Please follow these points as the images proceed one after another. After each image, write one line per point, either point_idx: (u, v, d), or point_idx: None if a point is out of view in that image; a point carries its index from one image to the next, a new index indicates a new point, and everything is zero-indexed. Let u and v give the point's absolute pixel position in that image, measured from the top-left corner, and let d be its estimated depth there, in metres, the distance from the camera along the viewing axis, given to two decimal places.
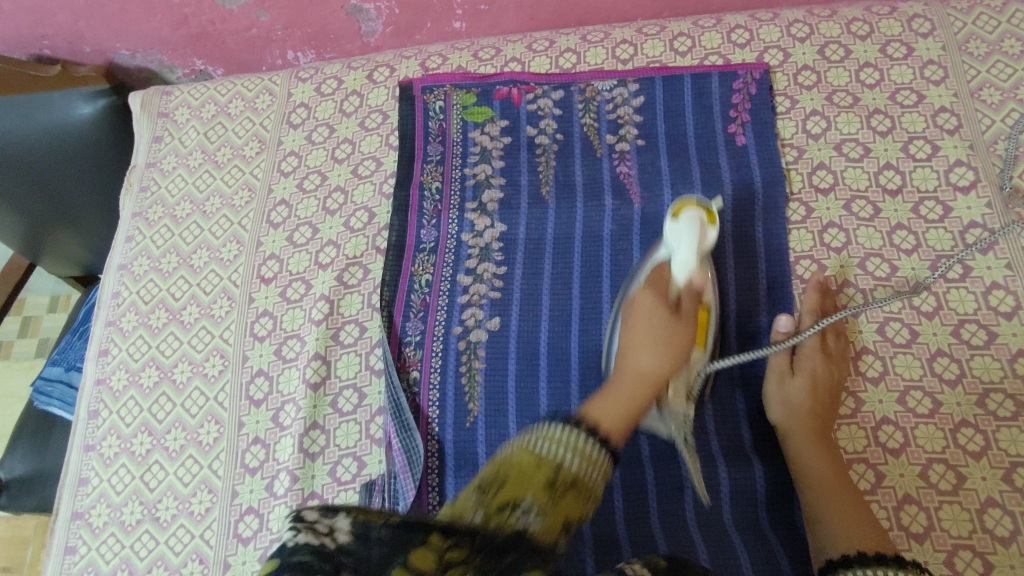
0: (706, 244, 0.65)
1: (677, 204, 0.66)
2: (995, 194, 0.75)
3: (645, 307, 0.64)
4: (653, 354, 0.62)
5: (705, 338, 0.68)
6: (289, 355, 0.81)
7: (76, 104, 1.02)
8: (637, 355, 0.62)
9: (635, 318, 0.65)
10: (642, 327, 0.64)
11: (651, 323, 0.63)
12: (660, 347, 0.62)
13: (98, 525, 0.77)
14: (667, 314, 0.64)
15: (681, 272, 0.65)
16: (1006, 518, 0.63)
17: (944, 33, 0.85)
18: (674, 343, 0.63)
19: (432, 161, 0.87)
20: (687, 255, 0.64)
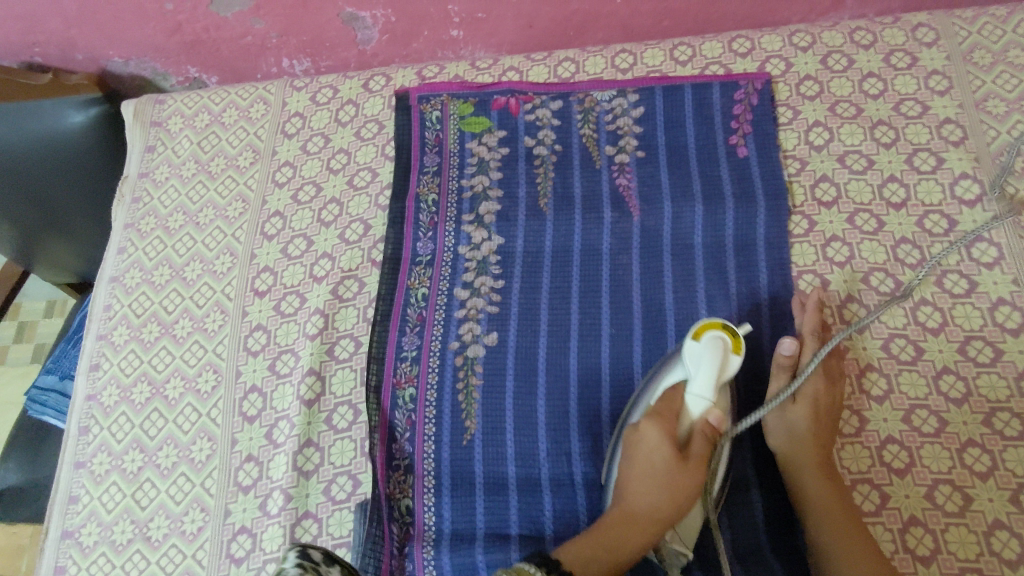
0: (726, 375, 0.61)
1: (702, 327, 0.61)
2: (1001, 207, 0.74)
3: (652, 443, 0.60)
4: (651, 501, 0.60)
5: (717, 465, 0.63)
6: (283, 371, 0.79)
7: (67, 113, 1.01)
8: (636, 497, 0.60)
9: (639, 450, 0.61)
10: (644, 465, 0.61)
11: (654, 465, 0.60)
12: (662, 495, 0.59)
13: (88, 543, 0.76)
14: (675, 457, 0.60)
15: (698, 407, 0.60)
16: (1013, 541, 0.62)
17: (949, 43, 0.83)
18: (680, 491, 0.59)
19: (428, 172, 0.85)
20: (705, 387, 0.60)
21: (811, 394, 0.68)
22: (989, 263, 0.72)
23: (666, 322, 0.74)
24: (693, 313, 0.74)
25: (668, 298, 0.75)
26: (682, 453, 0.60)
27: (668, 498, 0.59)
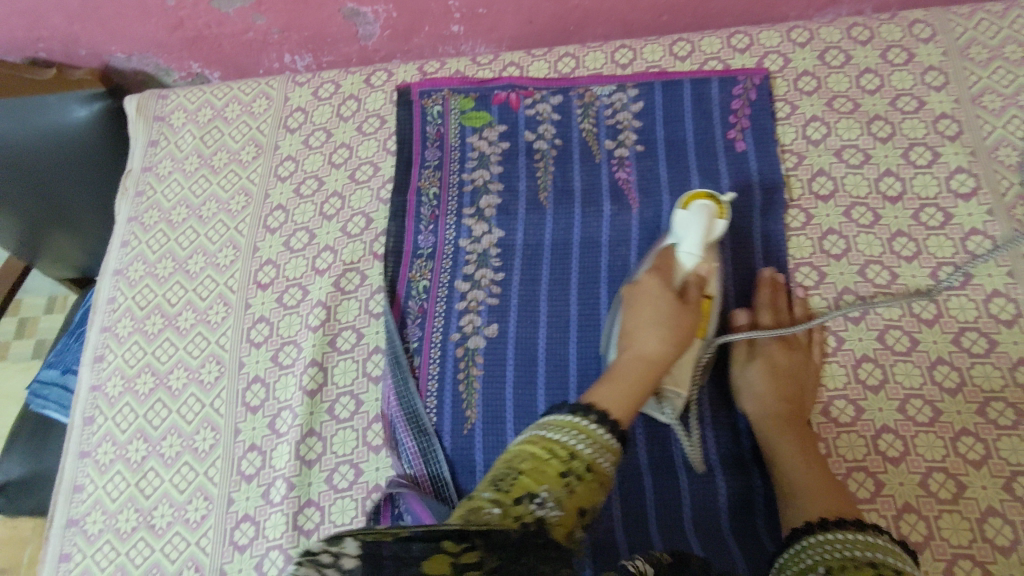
0: (713, 236, 0.68)
1: (688, 196, 0.70)
2: (996, 201, 0.75)
3: (652, 291, 0.67)
4: (658, 337, 0.65)
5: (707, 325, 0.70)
6: (286, 361, 0.80)
7: (72, 107, 1.02)
8: (642, 337, 0.65)
9: (640, 303, 0.68)
10: (646, 311, 0.67)
11: (656, 308, 0.66)
12: (666, 330, 0.65)
13: (93, 531, 0.77)
14: (674, 300, 0.66)
15: (688, 259, 0.68)
16: (1006, 528, 0.63)
17: (945, 39, 0.84)
18: (681, 328, 0.66)
19: (429, 166, 0.86)
20: (694, 242, 0.67)
21: (769, 354, 0.71)
22: (984, 255, 0.73)
23: None
24: None
25: None
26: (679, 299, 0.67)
27: (671, 334, 0.65)
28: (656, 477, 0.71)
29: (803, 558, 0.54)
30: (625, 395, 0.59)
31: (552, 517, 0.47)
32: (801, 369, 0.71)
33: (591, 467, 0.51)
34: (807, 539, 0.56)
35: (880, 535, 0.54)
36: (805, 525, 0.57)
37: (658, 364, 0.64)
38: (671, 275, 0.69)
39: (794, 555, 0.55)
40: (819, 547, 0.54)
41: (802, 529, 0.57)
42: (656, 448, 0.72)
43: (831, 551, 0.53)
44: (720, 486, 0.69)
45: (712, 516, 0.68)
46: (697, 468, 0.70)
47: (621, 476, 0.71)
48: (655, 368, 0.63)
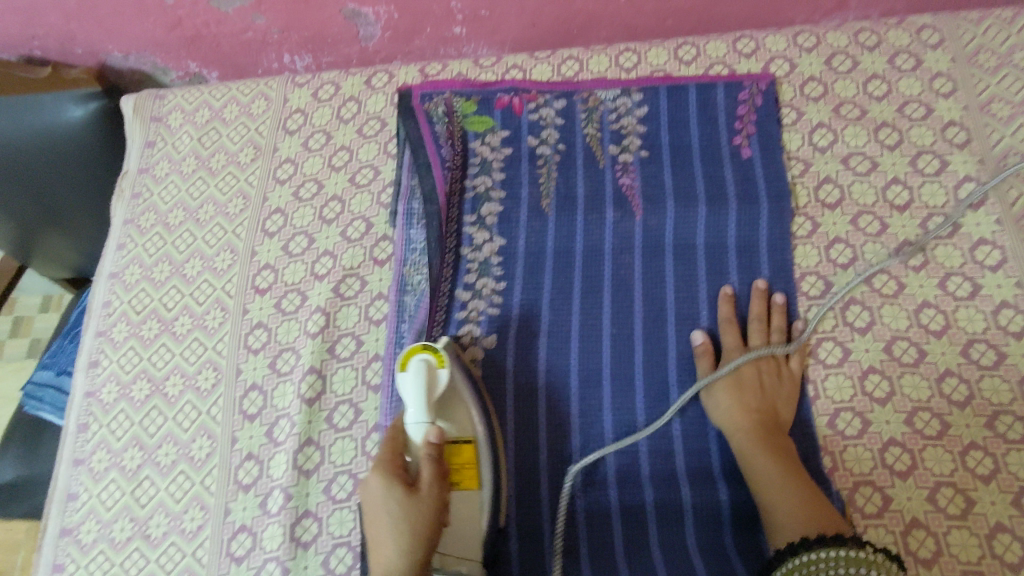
0: (436, 390, 0.67)
1: (405, 355, 0.69)
2: (1005, 210, 0.74)
3: (381, 493, 0.61)
4: (397, 543, 0.59)
5: (475, 476, 0.66)
6: (284, 369, 0.79)
7: (66, 107, 1.00)
8: (384, 554, 0.59)
9: (373, 510, 0.62)
10: (382, 518, 0.60)
11: (386, 513, 0.60)
12: (406, 538, 0.59)
13: (87, 541, 0.75)
14: (404, 492, 0.61)
15: (417, 430, 0.65)
16: (1015, 544, 0.62)
17: (954, 45, 0.83)
18: (421, 521, 0.60)
19: (439, 170, 0.84)
20: (418, 409, 0.65)
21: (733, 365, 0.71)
22: (993, 265, 0.72)
23: (667, 321, 0.76)
24: (693, 313, 0.76)
25: (670, 299, 0.76)
26: (414, 489, 0.62)
27: (411, 542, 0.59)
28: (658, 489, 0.69)
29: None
30: None
31: None
32: (769, 379, 0.71)
33: None
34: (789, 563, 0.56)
35: (863, 547, 0.54)
36: (787, 546, 0.57)
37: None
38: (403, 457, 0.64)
39: None
40: (805, 568, 0.54)
41: (783, 551, 0.57)
42: (660, 459, 0.70)
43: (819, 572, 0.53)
44: (723, 497, 0.68)
45: (715, 530, 0.67)
46: (701, 479, 0.69)
47: (621, 487, 0.70)
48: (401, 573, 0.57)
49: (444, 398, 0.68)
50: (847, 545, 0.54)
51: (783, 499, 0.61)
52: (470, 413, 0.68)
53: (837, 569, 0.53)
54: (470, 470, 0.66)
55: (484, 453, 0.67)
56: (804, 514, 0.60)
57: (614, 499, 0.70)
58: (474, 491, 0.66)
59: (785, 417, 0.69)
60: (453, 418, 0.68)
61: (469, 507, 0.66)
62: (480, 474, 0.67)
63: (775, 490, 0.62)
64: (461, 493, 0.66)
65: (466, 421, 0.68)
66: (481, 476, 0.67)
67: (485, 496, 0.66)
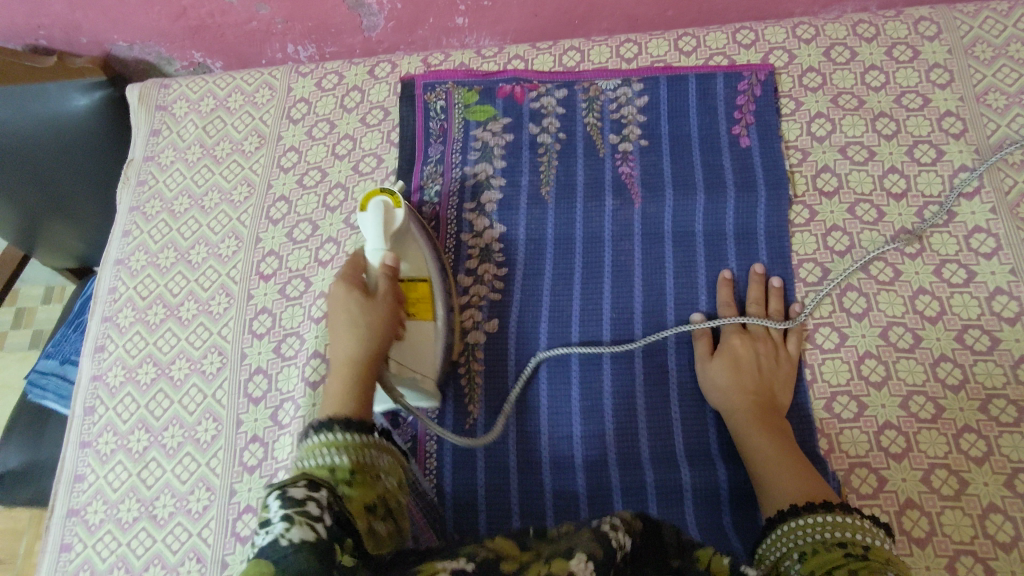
0: (394, 224, 0.73)
1: (365, 199, 0.75)
2: (1000, 199, 0.75)
3: (342, 296, 0.67)
4: (355, 334, 0.64)
5: (430, 307, 0.73)
6: (288, 353, 0.80)
7: (72, 96, 1.01)
8: (342, 345, 0.64)
9: (333, 316, 0.67)
10: (340, 317, 0.66)
11: (347, 312, 0.66)
12: (362, 329, 0.65)
13: (94, 521, 0.77)
14: (363, 296, 0.67)
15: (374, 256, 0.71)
16: (1008, 524, 0.63)
17: (950, 37, 0.84)
18: (376, 321, 0.66)
19: (432, 161, 0.86)
20: (377, 239, 0.72)
21: (731, 348, 0.73)
22: (988, 253, 0.73)
23: (666, 306, 0.77)
24: (692, 299, 0.77)
25: (669, 285, 0.77)
26: (371, 297, 0.68)
27: (369, 333, 0.65)
28: (658, 470, 0.70)
29: (778, 548, 0.56)
30: (343, 391, 0.60)
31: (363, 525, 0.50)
32: (767, 361, 0.72)
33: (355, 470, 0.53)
34: (779, 529, 0.57)
35: (850, 514, 0.55)
36: (778, 512, 0.58)
37: (363, 361, 0.63)
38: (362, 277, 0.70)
39: (770, 546, 0.57)
40: (792, 532, 0.56)
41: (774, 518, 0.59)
42: (660, 441, 0.71)
43: (805, 536, 0.55)
44: (722, 479, 0.69)
45: (714, 510, 0.68)
46: (700, 460, 0.70)
47: (622, 468, 0.71)
48: (358, 361, 0.63)
49: (401, 236, 0.75)
50: (835, 511, 0.55)
51: (778, 475, 0.62)
52: (424, 256, 0.75)
53: (822, 534, 0.54)
54: (426, 302, 0.73)
55: (438, 287, 0.74)
56: (795, 487, 0.61)
57: (615, 479, 0.70)
58: (428, 320, 0.73)
59: (782, 401, 0.70)
60: (408, 256, 0.74)
61: (422, 332, 0.72)
62: (435, 306, 0.73)
63: (772, 467, 0.63)
64: (415, 322, 0.72)
65: (422, 260, 0.75)
66: (435, 309, 0.73)
67: (438, 327, 0.73)
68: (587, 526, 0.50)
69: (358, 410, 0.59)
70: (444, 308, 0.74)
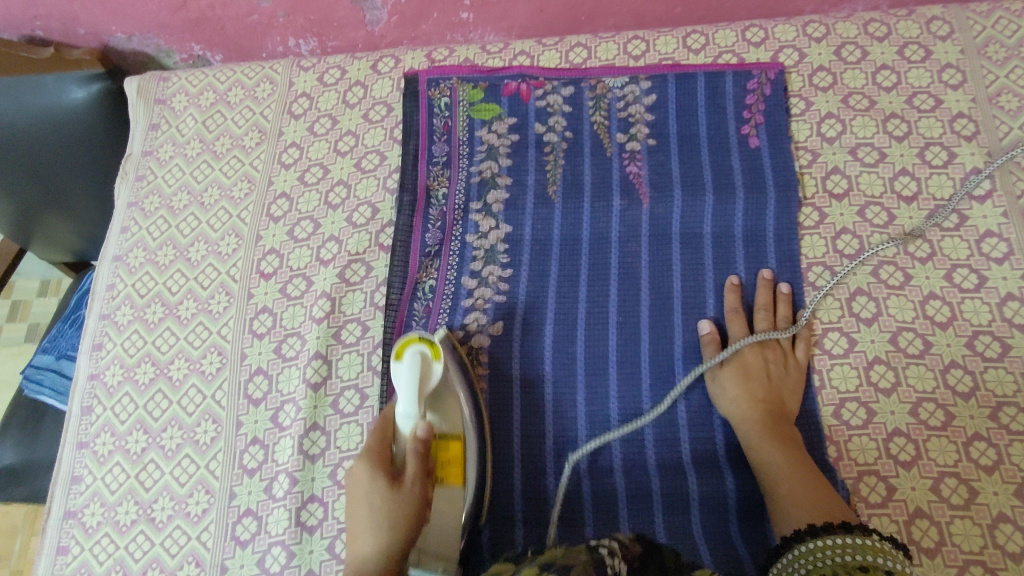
0: (430, 382, 0.67)
1: (400, 344, 0.68)
2: (1012, 203, 0.74)
3: (364, 478, 0.64)
4: (373, 535, 0.61)
5: (461, 474, 0.67)
6: (289, 354, 0.79)
7: (68, 88, 0.99)
8: (361, 546, 0.61)
9: (356, 496, 0.64)
10: (362, 505, 0.63)
11: (368, 499, 0.63)
12: (381, 531, 0.61)
13: (92, 524, 0.76)
14: (386, 482, 0.63)
15: (404, 425, 0.66)
16: (1017, 534, 0.63)
17: (963, 36, 0.83)
18: (397, 514, 0.62)
19: (437, 161, 0.84)
20: (409, 403, 0.66)
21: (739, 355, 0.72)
22: (999, 258, 0.72)
23: (673, 310, 0.75)
24: (699, 304, 0.76)
25: (677, 288, 0.76)
26: (396, 483, 0.64)
27: (388, 533, 0.61)
28: (664, 476, 0.69)
29: (796, 569, 0.55)
30: None
31: None
32: (776, 368, 0.71)
33: None
34: (796, 549, 0.56)
35: (869, 535, 0.54)
36: (795, 533, 0.57)
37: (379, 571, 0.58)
38: (388, 449, 0.66)
39: (786, 565, 0.56)
40: (810, 554, 0.54)
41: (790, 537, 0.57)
42: (666, 447, 0.71)
43: (824, 558, 0.53)
44: (729, 486, 0.68)
45: (720, 518, 0.67)
46: (707, 467, 0.70)
47: (627, 474, 0.70)
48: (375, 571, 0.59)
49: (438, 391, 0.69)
50: (854, 532, 0.54)
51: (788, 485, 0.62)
52: (460, 407, 0.69)
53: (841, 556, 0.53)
54: (457, 468, 0.67)
55: (471, 450, 0.68)
56: (806, 500, 0.60)
57: (621, 486, 0.70)
58: (460, 489, 0.67)
59: (791, 407, 0.69)
60: (444, 413, 0.69)
61: (451, 503, 0.66)
62: (466, 472, 0.68)
63: (782, 477, 0.63)
64: (444, 491, 0.66)
65: (458, 415, 0.69)
66: (467, 474, 0.68)
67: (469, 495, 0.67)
68: (585, 548, 0.49)
69: None
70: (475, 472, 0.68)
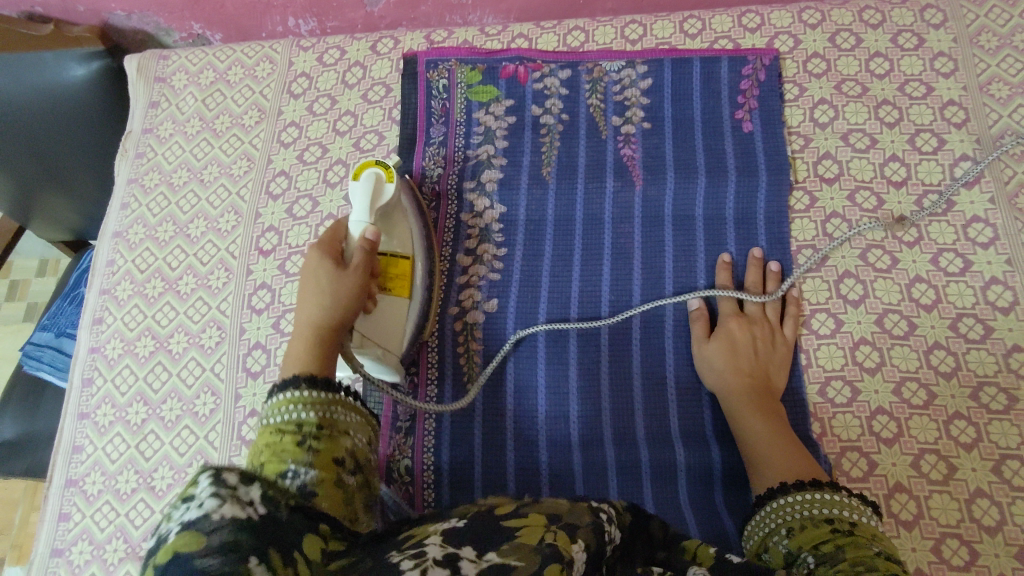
0: (384, 199, 0.73)
1: (358, 169, 0.74)
2: (999, 189, 0.76)
3: (314, 263, 0.66)
4: (319, 302, 0.63)
5: (408, 286, 0.73)
6: (287, 329, 0.80)
7: (68, 66, 0.99)
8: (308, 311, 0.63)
9: (306, 276, 0.65)
10: (309, 281, 0.65)
11: (317, 278, 0.64)
12: (326, 295, 0.63)
13: (93, 492, 0.77)
14: (335, 263, 0.65)
15: (355, 227, 0.70)
16: (993, 508, 0.65)
17: (956, 25, 0.84)
18: (345, 290, 0.64)
19: (434, 144, 0.86)
20: (363, 210, 0.71)
21: (728, 332, 0.73)
22: (985, 242, 0.74)
23: (665, 289, 0.77)
24: (690, 283, 0.77)
25: (668, 268, 0.78)
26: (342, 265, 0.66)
27: (331, 300, 0.63)
28: (652, 449, 0.71)
29: (767, 522, 0.58)
30: (304, 355, 0.58)
31: (312, 478, 0.47)
32: (764, 346, 0.72)
33: (321, 425, 0.52)
34: (768, 507, 0.58)
35: (838, 491, 0.56)
36: (767, 491, 0.60)
37: (327, 325, 0.62)
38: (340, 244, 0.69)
39: (760, 520, 0.59)
40: (782, 509, 0.57)
41: (763, 495, 0.60)
42: (655, 422, 0.72)
43: (794, 512, 0.56)
44: (716, 459, 0.70)
45: (706, 491, 0.69)
46: (694, 441, 0.71)
47: (617, 446, 0.72)
48: (322, 327, 0.62)
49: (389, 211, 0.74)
50: (822, 489, 0.57)
51: (770, 458, 0.64)
52: (411, 232, 0.76)
53: (809, 511, 0.55)
54: (404, 279, 0.73)
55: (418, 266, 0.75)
56: (788, 471, 0.62)
57: (610, 458, 0.71)
58: (405, 297, 0.73)
59: (777, 385, 0.71)
60: (394, 231, 0.75)
61: (395, 306, 0.72)
62: (413, 285, 0.74)
63: (767, 452, 0.64)
64: (391, 296, 0.72)
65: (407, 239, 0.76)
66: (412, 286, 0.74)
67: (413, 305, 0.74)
68: (586, 508, 0.46)
69: (319, 369, 0.58)
70: (422, 286, 0.75)
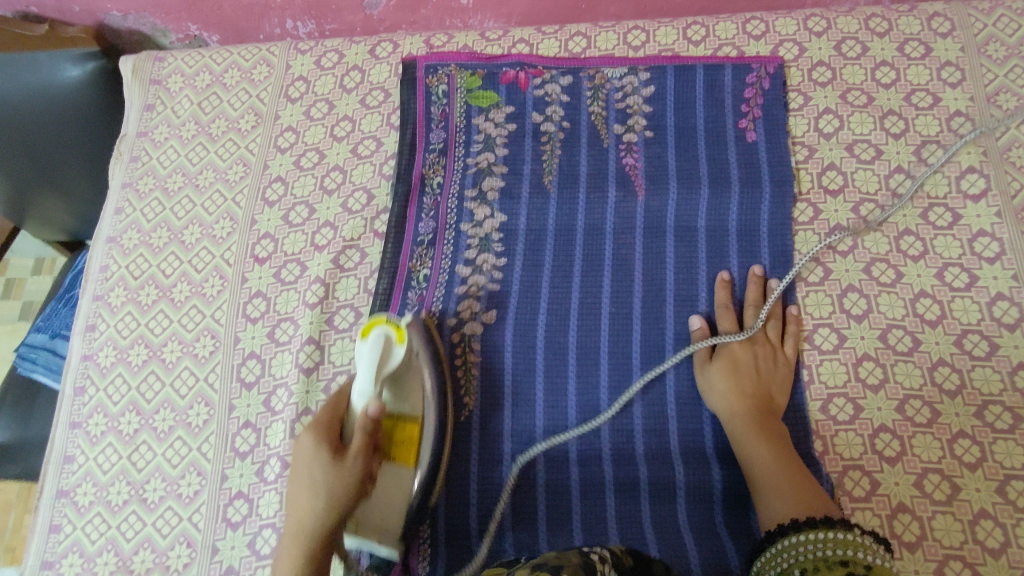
0: (390, 363, 0.66)
1: (368, 324, 0.67)
2: (1006, 203, 0.75)
3: (308, 453, 0.62)
4: (310, 505, 0.60)
5: (414, 453, 0.67)
6: (282, 339, 0.79)
7: (64, 67, 0.98)
8: (298, 510, 0.61)
9: (300, 467, 0.62)
10: (302, 477, 0.62)
11: (309, 476, 0.61)
12: (318, 500, 0.60)
13: (84, 503, 0.76)
14: (329, 456, 0.61)
15: (357, 400, 0.64)
16: (997, 530, 0.64)
17: (964, 34, 0.83)
18: (335, 493, 0.60)
19: (434, 150, 0.84)
20: (367, 379, 0.64)
21: (729, 352, 0.72)
22: (991, 257, 0.73)
23: (666, 302, 0.76)
24: (691, 296, 0.76)
25: (669, 279, 0.77)
26: (338, 453, 0.62)
27: (324, 505, 0.60)
28: (652, 465, 0.70)
29: (778, 562, 0.56)
30: None
31: None
32: (766, 363, 0.72)
33: None
34: (777, 546, 0.57)
35: (850, 530, 0.55)
36: (776, 528, 0.58)
37: (315, 534, 0.59)
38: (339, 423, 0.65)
39: (770, 559, 0.57)
40: (792, 549, 0.56)
41: (774, 532, 0.58)
42: (655, 438, 0.71)
43: (805, 553, 0.55)
44: (716, 477, 0.69)
45: (706, 510, 0.68)
46: (694, 457, 0.70)
47: (616, 463, 0.71)
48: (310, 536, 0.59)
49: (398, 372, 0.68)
50: (833, 527, 0.55)
51: (771, 482, 0.63)
52: (424, 387, 0.69)
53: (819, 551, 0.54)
54: (410, 447, 0.67)
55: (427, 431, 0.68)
56: (789, 497, 0.61)
57: (608, 474, 0.71)
58: (411, 467, 0.67)
59: (779, 402, 0.70)
60: (402, 393, 0.68)
61: (398, 480, 0.66)
62: (420, 452, 0.68)
63: (767, 473, 0.63)
64: (393, 467, 0.67)
65: (418, 396, 0.69)
66: (420, 452, 0.68)
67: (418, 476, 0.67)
68: (576, 551, 0.49)
69: None
70: (429, 453, 0.68)
